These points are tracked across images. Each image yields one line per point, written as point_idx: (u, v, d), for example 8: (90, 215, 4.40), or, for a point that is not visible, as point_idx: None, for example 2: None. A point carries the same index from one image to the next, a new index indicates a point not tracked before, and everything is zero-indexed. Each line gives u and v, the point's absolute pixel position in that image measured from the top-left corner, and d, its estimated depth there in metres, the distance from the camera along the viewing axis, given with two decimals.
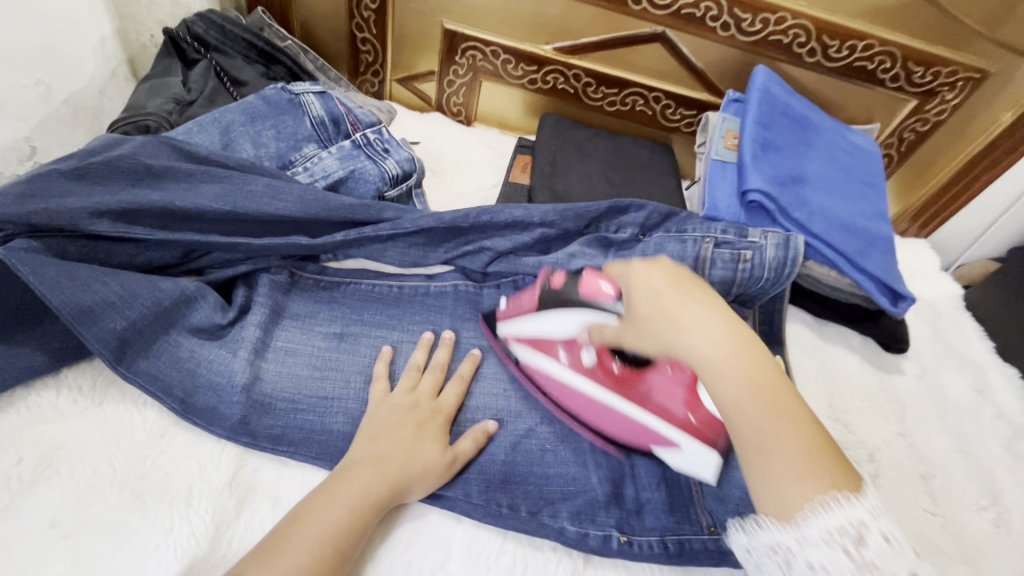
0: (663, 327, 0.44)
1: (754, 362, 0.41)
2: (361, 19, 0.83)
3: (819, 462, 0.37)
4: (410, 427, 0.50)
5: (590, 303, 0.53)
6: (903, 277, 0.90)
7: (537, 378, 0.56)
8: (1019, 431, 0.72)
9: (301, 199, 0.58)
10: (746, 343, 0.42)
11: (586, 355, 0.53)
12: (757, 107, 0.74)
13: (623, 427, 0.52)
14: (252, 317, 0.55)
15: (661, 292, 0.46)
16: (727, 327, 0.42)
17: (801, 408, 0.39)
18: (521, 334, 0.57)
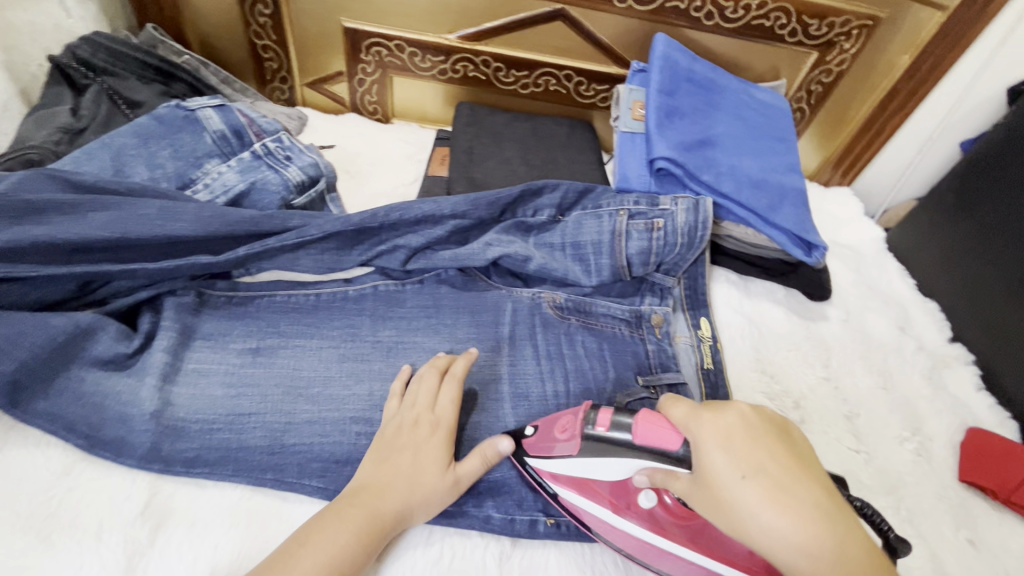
0: (743, 514, 0.35)
1: (860, 565, 0.33)
2: (258, 26, 0.81)
3: None
4: (414, 436, 0.49)
5: (650, 450, 0.43)
6: (827, 226, 0.93)
7: (582, 517, 0.50)
8: (938, 361, 0.76)
9: (198, 217, 0.57)
10: (844, 537, 0.33)
11: (644, 499, 0.47)
12: (659, 76, 0.75)
13: (687, 569, 0.47)
14: (159, 342, 0.54)
15: (749, 451, 0.36)
16: (831, 529, 0.33)
17: None
18: (560, 475, 0.50)
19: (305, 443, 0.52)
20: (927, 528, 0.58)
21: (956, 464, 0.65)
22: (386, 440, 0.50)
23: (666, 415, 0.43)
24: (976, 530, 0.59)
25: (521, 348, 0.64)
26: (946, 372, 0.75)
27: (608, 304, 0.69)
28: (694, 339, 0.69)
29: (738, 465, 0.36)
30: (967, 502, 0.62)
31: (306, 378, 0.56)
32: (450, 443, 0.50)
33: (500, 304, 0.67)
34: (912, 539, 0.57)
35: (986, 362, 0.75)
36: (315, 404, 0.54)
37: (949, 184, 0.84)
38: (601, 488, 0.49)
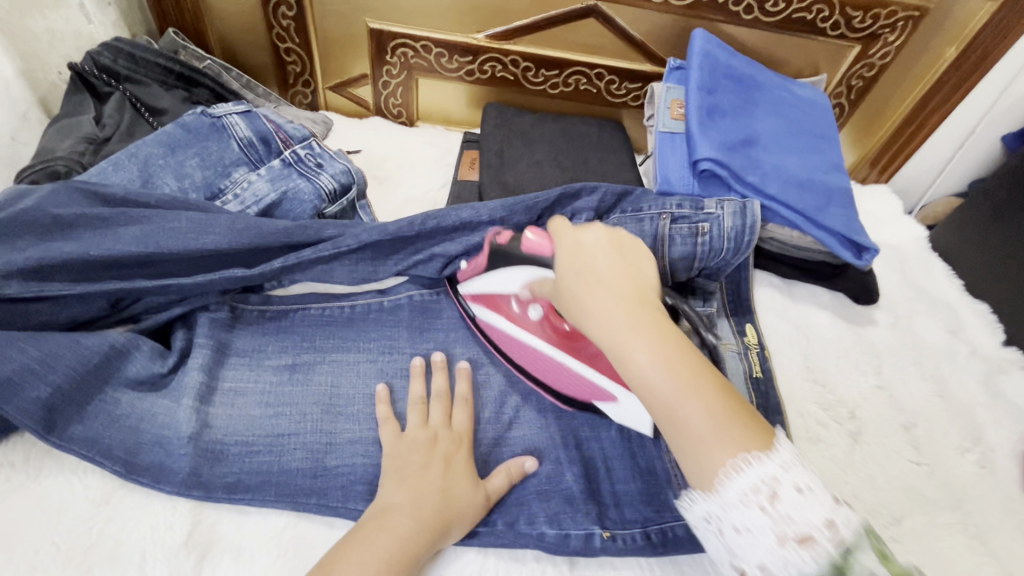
0: (576, 302, 0.42)
1: (658, 330, 0.39)
2: (281, 29, 0.78)
3: (725, 426, 0.36)
4: (442, 452, 0.49)
5: (535, 258, 0.50)
6: (866, 225, 0.90)
7: (492, 333, 0.59)
8: (994, 366, 0.73)
9: (231, 229, 0.55)
10: (651, 316, 0.39)
11: (533, 311, 0.54)
12: (698, 73, 0.72)
13: (571, 382, 0.54)
14: (193, 361, 0.52)
15: (590, 255, 0.44)
16: (637, 309, 0.40)
17: (706, 375, 0.37)
18: (475, 294, 0.59)
19: (348, 465, 0.50)
20: (998, 545, 0.55)
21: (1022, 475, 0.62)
22: (396, 463, 0.48)
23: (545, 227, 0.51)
24: None
25: None
26: (1003, 378, 0.72)
27: None
28: (741, 347, 0.66)
29: (576, 263, 0.44)
30: None
31: (345, 396, 0.54)
32: (472, 459, 0.50)
33: None
34: (982, 557, 0.54)
35: None
36: (355, 423, 0.52)
37: (999, 181, 0.80)
38: (502, 301, 0.57)
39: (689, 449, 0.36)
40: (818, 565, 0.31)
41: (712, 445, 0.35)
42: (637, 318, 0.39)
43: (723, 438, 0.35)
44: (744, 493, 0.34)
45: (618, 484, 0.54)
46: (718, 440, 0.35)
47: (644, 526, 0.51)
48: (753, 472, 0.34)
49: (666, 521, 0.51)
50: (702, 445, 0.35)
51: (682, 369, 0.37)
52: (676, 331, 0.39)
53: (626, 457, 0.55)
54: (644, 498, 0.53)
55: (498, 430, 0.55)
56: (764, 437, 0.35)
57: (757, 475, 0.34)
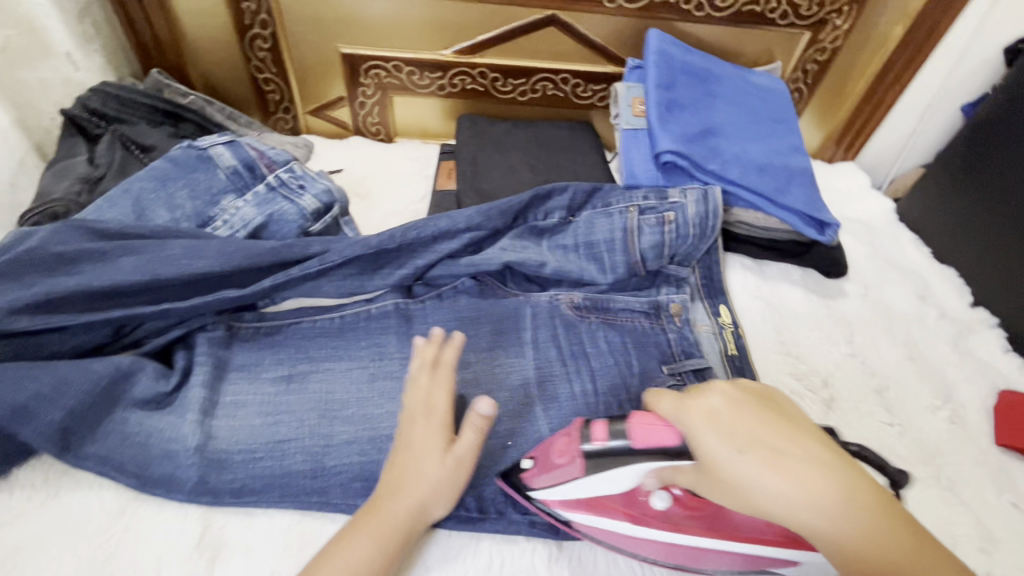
0: (744, 481, 0.37)
1: (863, 504, 0.35)
2: (258, 61, 0.83)
3: None
4: (418, 424, 0.49)
5: (647, 450, 0.45)
6: (835, 202, 0.93)
7: (603, 537, 0.51)
8: (963, 326, 0.75)
9: (222, 253, 0.58)
10: (847, 477, 0.36)
11: (658, 500, 0.47)
12: (655, 71, 0.75)
13: (716, 559, 0.48)
14: (195, 378, 0.55)
15: (734, 423, 0.39)
16: (835, 483, 0.35)
17: (929, 544, 0.35)
18: (570, 500, 0.50)
19: (346, 464, 0.53)
20: (970, 495, 0.58)
21: (991, 428, 0.65)
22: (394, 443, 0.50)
23: (652, 414, 0.45)
24: (1019, 492, 0.59)
25: (545, 351, 0.65)
26: (971, 337, 0.74)
27: (626, 300, 0.70)
28: (716, 328, 0.70)
29: (726, 433, 0.39)
30: (1006, 465, 0.61)
31: (340, 400, 0.57)
32: (446, 428, 0.49)
33: (520, 310, 0.68)
34: (954, 506, 0.57)
35: (1011, 323, 0.75)
36: (351, 424, 0.56)
37: (957, 150, 0.84)
38: (610, 501, 0.49)
39: None
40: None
41: None
42: (840, 501, 0.35)
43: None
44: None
45: None
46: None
47: None
48: None
49: None
50: None
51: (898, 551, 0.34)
52: (880, 497, 0.36)
53: None
54: None
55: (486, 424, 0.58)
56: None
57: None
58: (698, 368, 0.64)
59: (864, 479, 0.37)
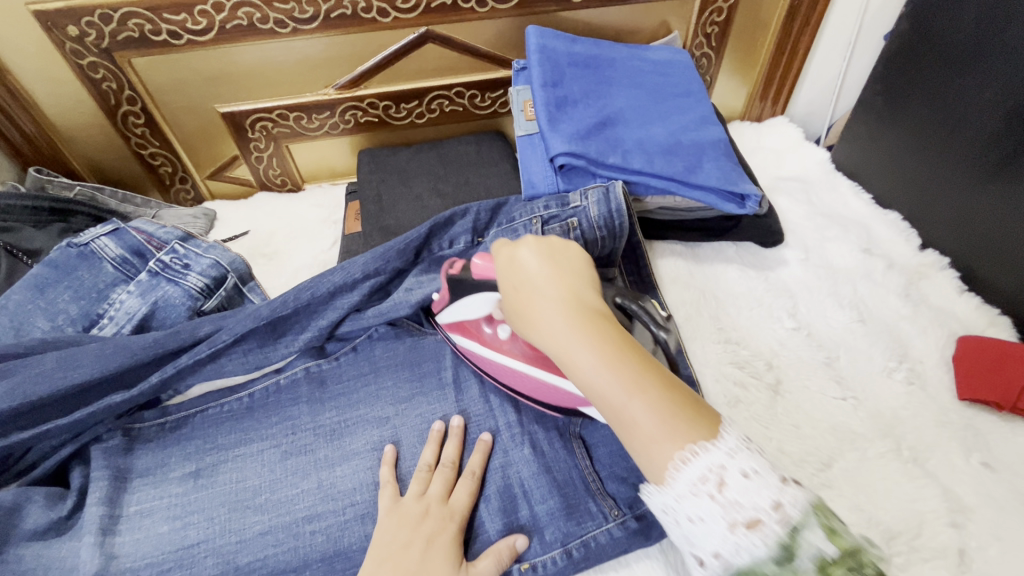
0: (523, 314, 0.46)
1: (596, 332, 0.42)
2: (138, 137, 0.80)
3: (671, 418, 0.38)
4: (433, 534, 0.48)
5: (489, 283, 0.55)
6: (767, 162, 0.89)
7: (473, 357, 0.60)
8: (913, 274, 0.71)
9: (100, 357, 0.55)
10: (585, 314, 0.43)
11: (505, 330, 0.56)
12: (539, 70, 0.71)
13: (550, 393, 0.54)
14: (92, 497, 0.52)
15: (525, 271, 0.48)
16: (574, 315, 0.43)
17: (649, 369, 0.40)
18: (449, 321, 0.61)
19: (259, 558, 0.50)
20: (935, 463, 0.54)
21: (953, 382, 0.60)
22: (387, 538, 0.48)
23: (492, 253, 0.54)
24: (990, 449, 0.55)
25: (468, 390, 0.61)
26: (923, 284, 0.70)
27: None
28: None
29: (520, 279, 0.48)
30: (972, 421, 0.57)
31: (252, 488, 0.54)
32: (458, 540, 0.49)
33: (439, 349, 0.65)
34: (920, 480, 0.52)
35: (962, 261, 0.70)
36: (265, 513, 0.52)
37: (874, 87, 0.79)
38: (472, 326, 0.59)
39: (640, 441, 0.38)
40: (767, 546, 0.34)
41: (658, 438, 0.37)
42: (579, 324, 0.42)
43: (669, 432, 0.37)
44: (694, 482, 0.36)
45: (538, 506, 0.52)
46: (663, 431, 0.37)
47: (564, 544, 0.50)
48: (701, 461, 0.36)
49: (587, 530, 0.51)
50: (650, 440, 0.38)
51: (620, 366, 0.40)
52: (618, 329, 0.42)
53: (543, 475, 0.54)
54: (565, 511, 0.52)
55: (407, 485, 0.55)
56: (708, 426, 0.38)
57: (705, 464, 0.36)
58: None
59: (605, 318, 0.43)
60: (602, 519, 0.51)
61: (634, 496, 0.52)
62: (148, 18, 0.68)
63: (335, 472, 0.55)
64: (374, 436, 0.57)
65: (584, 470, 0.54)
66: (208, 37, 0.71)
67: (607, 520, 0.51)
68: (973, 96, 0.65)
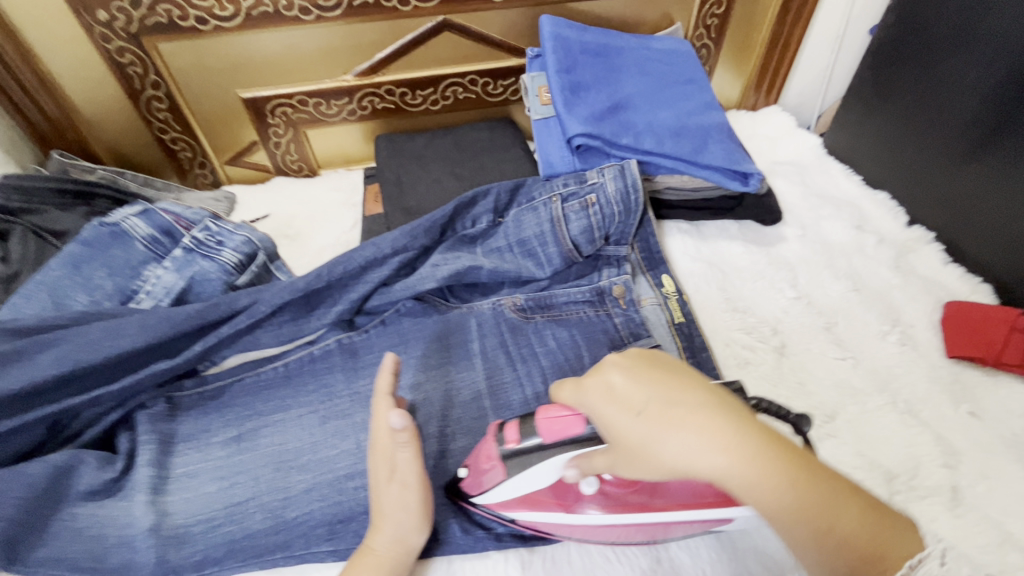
0: (655, 435, 0.33)
1: (767, 454, 0.31)
2: (160, 122, 0.81)
3: (876, 535, 0.31)
4: (373, 460, 0.48)
5: (558, 440, 0.45)
6: (763, 148, 0.94)
7: (545, 528, 0.51)
8: (902, 248, 0.76)
9: (144, 326, 0.57)
10: (753, 432, 0.32)
11: (587, 487, 0.46)
12: (554, 56, 0.75)
13: (656, 528, 0.47)
14: (140, 459, 0.54)
15: (635, 393, 0.35)
16: (737, 433, 0.32)
17: (834, 482, 0.32)
18: (507, 501, 0.50)
19: (306, 513, 0.53)
20: (928, 414, 0.59)
21: (941, 343, 0.65)
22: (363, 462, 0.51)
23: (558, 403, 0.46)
24: (976, 401, 0.60)
25: (494, 358, 0.64)
26: (911, 256, 0.75)
27: (567, 292, 0.70)
28: (661, 299, 0.69)
29: (642, 391, 0.35)
30: (960, 376, 0.62)
31: (294, 449, 0.57)
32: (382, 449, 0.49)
33: (464, 321, 0.68)
34: (915, 428, 0.57)
35: (947, 235, 0.76)
36: (309, 471, 0.55)
37: (864, 75, 0.85)
38: (543, 496, 0.49)
39: None
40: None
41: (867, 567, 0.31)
42: (749, 450, 0.31)
43: (881, 552, 0.31)
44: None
45: None
46: (874, 554, 0.31)
47: None
48: None
49: None
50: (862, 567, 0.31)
51: (811, 485, 0.31)
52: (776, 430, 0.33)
53: None
54: None
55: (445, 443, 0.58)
56: (905, 536, 0.32)
57: None
58: (648, 346, 0.64)
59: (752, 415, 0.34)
60: None
61: None
62: (176, 3, 0.70)
63: None
64: (407, 400, 0.60)
65: None
66: (234, 23, 0.73)
67: None
68: (955, 82, 0.71)
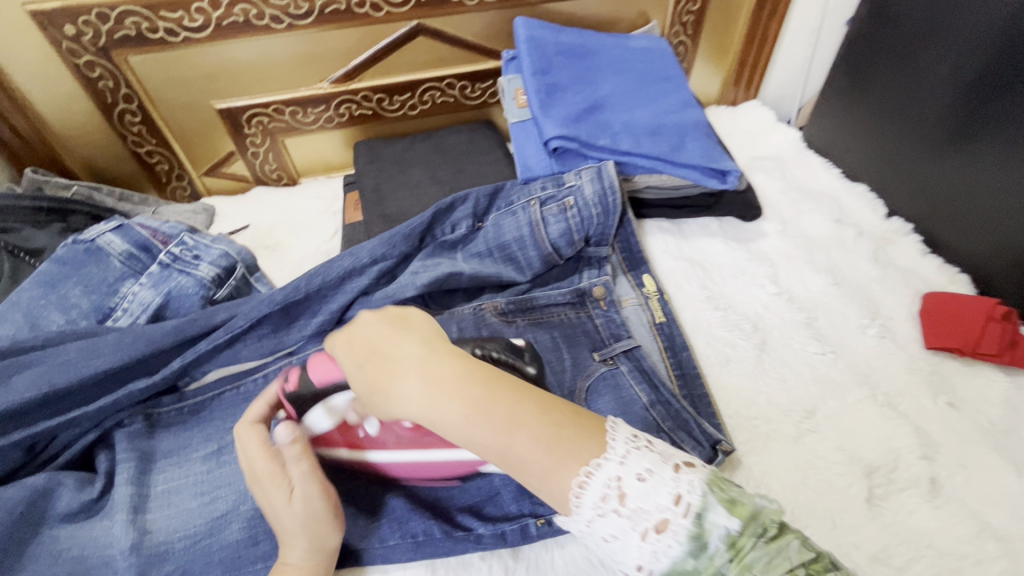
0: (373, 385, 0.42)
1: (460, 390, 0.39)
2: (135, 136, 0.81)
3: (556, 442, 0.38)
4: (263, 490, 0.46)
5: (330, 386, 0.48)
6: (744, 143, 0.94)
7: (340, 462, 0.53)
8: (880, 240, 0.77)
9: (120, 344, 0.57)
10: (443, 371, 0.40)
11: (372, 426, 0.49)
12: (529, 59, 0.75)
13: (440, 467, 0.51)
14: (120, 477, 0.54)
15: (375, 347, 0.44)
16: (430, 379, 0.40)
17: (517, 401, 0.39)
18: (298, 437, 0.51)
19: None
20: (906, 406, 0.59)
21: (920, 334, 0.66)
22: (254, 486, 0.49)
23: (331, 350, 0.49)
24: (955, 392, 0.60)
25: None
26: (890, 248, 0.76)
27: (548, 295, 0.69)
28: (642, 299, 0.70)
29: (371, 352, 0.44)
30: (938, 368, 0.63)
31: None
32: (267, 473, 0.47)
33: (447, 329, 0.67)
34: (894, 420, 0.57)
35: (924, 226, 0.77)
36: None
37: (839, 68, 0.85)
38: (333, 436, 0.50)
39: (541, 476, 0.38)
40: (677, 546, 0.35)
41: (552, 467, 0.38)
42: (436, 387, 0.40)
43: (559, 457, 0.38)
44: (598, 504, 0.37)
45: None
46: (554, 454, 0.38)
47: None
48: (600, 477, 0.37)
49: None
50: (546, 470, 0.38)
51: (491, 413, 0.39)
52: (474, 371, 0.41)
53: None
54: None
55: None
56: (587, 438, 0.38)
57: (604, 480, 0.37)
58: (629, 347, 0.64)
59: (456, 361, 0.41)
60: None
61: None
62: (144, 16, 0.70)
63: None
64: None
65: None
66: (204, 34, 0.73)
67: None
68: (926, 74, 0.72)
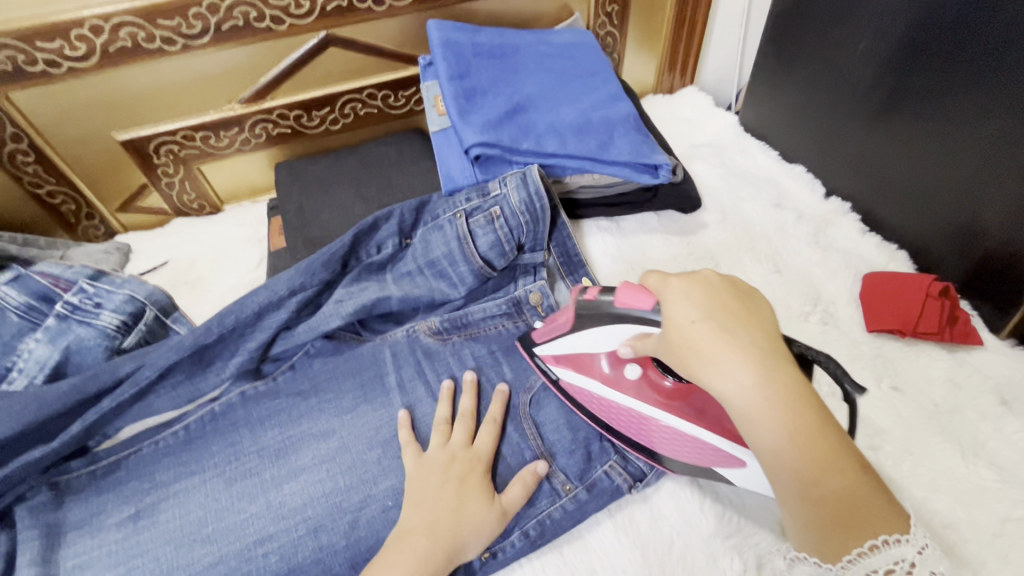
0: (696, 352, 0.39)
1: (797, 405, 0.37)
2: (31, 177, 0.75)
3: (863, 510, 0.37)
4: (473, 474, 0.52)
5: (630, 315, 0.48)
6: (682, 132, 0.92)
7: (576, 396, 0.56)
8: (820, 221, 0.75)
9: (11, 411, 0.52)
10: (785, 378, 0.37)
11: (631, 371, 0.52)
12: (445, 63, 0.71)
13: (673, 441, 0.51)
14: (23, 558, 0.49)
15: (692, 309, 0.41)
16: (768, 382, 0.37)
17: (848, 459, 0.37)
18: (558, 356, 0.56)
19: None
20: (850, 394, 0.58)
21: (862, 317, 0.65)
22: (419, 481, 0.52)
23: (641, 284, 0.47)
24: (898, 374, 0.59)
25: (413, 391, 0.61)
26: (830, 230, 0.74)
27: (483, 308, 0.66)
28: None
29: (674, 323, 0.41)
30: (880, 350, 0.62)
31: (198, 520, 0.53)
32: (486, 480, 0.52)
33: (379, 354, 0.64)
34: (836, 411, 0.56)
35: (861, 204, 0.75)
36: (213, 543, 0.51)
37: (767, 49, 0.83)
38: (596, 363, 0.54)
39: (825, 522, 0.37)
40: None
41: (839, 530, 0.37)
42: (772, 385, 0.37)
43: (856, 521, 0.36)
44: (874, 570, 0.36)
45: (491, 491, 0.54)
46: (854, 522, 0.36)
47: (521, 526, 0.51)
48: (888, 553, 0.36)
49: (541, 509, 0.52)
50: (834, 526, 0.37)
51: (817, 450, 0.37)
52: (818, 400, 0.38)
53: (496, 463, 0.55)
54: None
55: (364, 490, 0.54)
56: (898, 519, 0.37)
57: (892, 557, 0.36)
58: None
59: (800, 381, 0.38)
60: (557, 494, 0.53)
61: (583, 466, 0.54)
62: (19, 48, 0.64)
63: (283, 490, 0.54)
64: (320, 450, 0.57)
65: (535, 447, 0.55)
66: (91, 62, 0.67)
67: (561, 496, 0.53)
68: (848, 51, 0.70)
